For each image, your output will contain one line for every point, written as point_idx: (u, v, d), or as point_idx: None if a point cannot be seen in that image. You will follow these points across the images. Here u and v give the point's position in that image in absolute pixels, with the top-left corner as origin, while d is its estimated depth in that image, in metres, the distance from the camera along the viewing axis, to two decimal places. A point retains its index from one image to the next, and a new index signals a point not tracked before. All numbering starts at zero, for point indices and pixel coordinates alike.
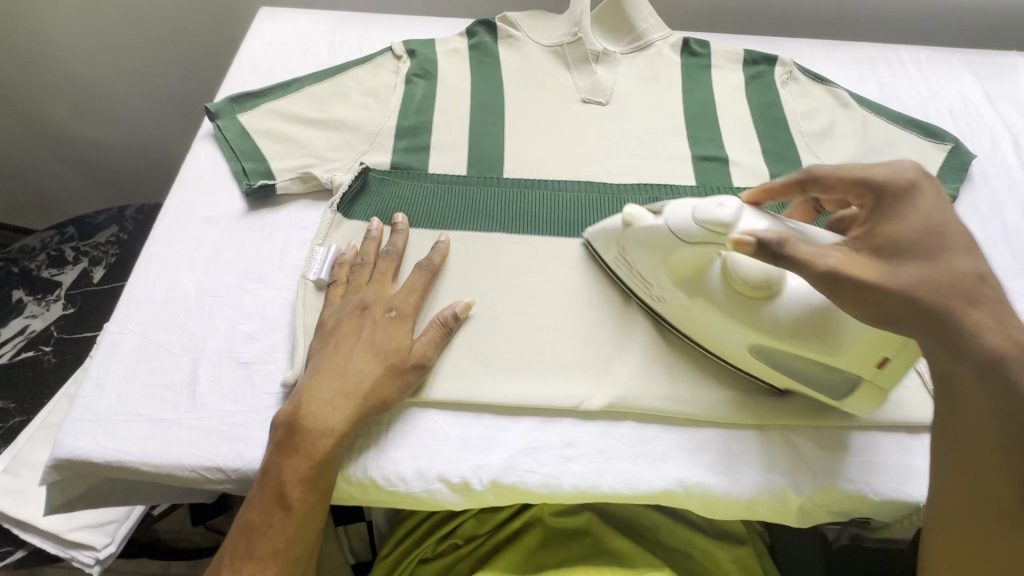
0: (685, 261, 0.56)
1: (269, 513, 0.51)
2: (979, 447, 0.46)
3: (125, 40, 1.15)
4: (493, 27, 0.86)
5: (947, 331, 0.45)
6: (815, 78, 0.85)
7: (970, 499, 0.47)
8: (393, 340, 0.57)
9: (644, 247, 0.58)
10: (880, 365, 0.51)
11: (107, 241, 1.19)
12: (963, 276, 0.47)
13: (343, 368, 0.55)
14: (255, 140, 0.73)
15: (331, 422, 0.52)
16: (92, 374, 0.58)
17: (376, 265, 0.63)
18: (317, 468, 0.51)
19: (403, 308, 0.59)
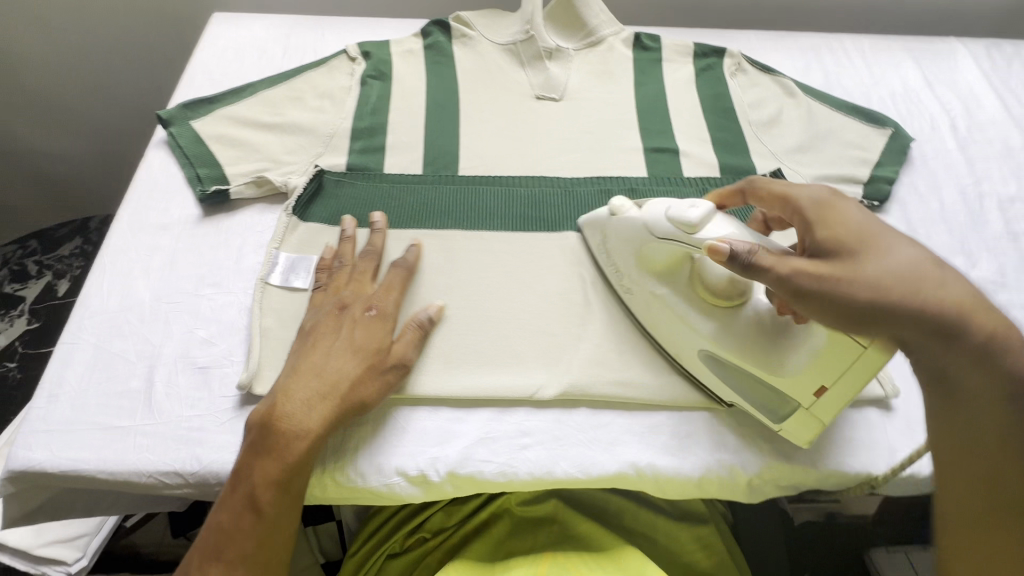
0: (659, 255, 0.59)
1: (240, 517, 0.51)
2: (985, 437, 0.47)
3: (79, 49, 1.14)
4: (447, 27, 0.87)
5: (924, 325, 0.46)
6: (763, 68, 0.87)
7: (975, 486, 0.48)
8: (371, 340, 0.57)
9: (623, 240, 0.62)
10: (818, 394, 0.53)
11: (71, 253, 1.18)
12: (921, 265, 0.47)
13: (320, 368, 0.55)
14: (208, 146, 0.73)
15: (308, 423, 0.53)
16: (46, 385, 0.58)
17: (355, 266, 0.63)
18: (291, 470, 0.51)
19: (382, 307, 0.60)
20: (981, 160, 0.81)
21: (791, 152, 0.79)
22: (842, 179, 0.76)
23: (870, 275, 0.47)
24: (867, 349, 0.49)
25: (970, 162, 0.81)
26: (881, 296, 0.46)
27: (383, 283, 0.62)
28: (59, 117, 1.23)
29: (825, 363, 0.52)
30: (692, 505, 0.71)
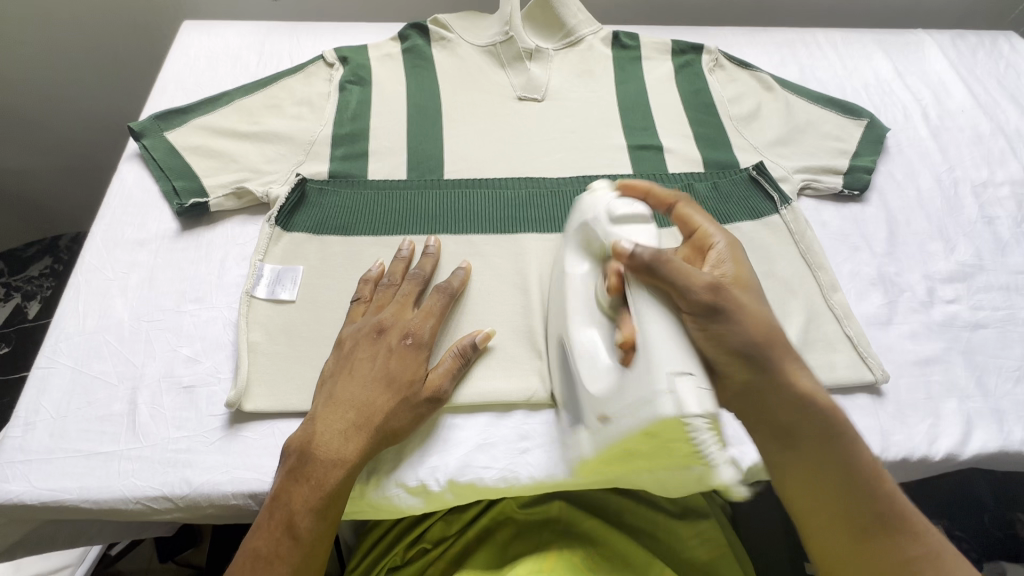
0: (592, 244, 0.57)
1: (278, 544, 0.49)
2: (837, 474, 0.50)
3: (41, 62, 1.09)
4: (426, 29, 0.86)
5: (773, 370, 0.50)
6: (740, 63, 0.88)
7: (837, 522, 0.50)
8: (407, 371, 0.55)
9: (577, 218, 0.59)
10: (603, 420, 0.48)
11: (40, 274, 1.14)
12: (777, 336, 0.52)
13: (355, 398, 0.54)
14: (184, 158, 0.71)
15: (343, 453, 0.51)
16: (21, 414, 0.55)
17: (400, 287, 0.61)
18: (328, 499, 0.50)
19: (419, 335, 0.57)
20: (954, 147, 0.83)
21: (772, 145, 0.80)
22: (822, 170, 0.77)
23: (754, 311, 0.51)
24: (658, 390, 0.43)
25: (943, 149, 0.83)
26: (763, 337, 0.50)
27: (402, 296, 0.60)
28: (26, 133, 1.18)
29: (613, 394, 0.48)
30: (693, 501, 0.72)
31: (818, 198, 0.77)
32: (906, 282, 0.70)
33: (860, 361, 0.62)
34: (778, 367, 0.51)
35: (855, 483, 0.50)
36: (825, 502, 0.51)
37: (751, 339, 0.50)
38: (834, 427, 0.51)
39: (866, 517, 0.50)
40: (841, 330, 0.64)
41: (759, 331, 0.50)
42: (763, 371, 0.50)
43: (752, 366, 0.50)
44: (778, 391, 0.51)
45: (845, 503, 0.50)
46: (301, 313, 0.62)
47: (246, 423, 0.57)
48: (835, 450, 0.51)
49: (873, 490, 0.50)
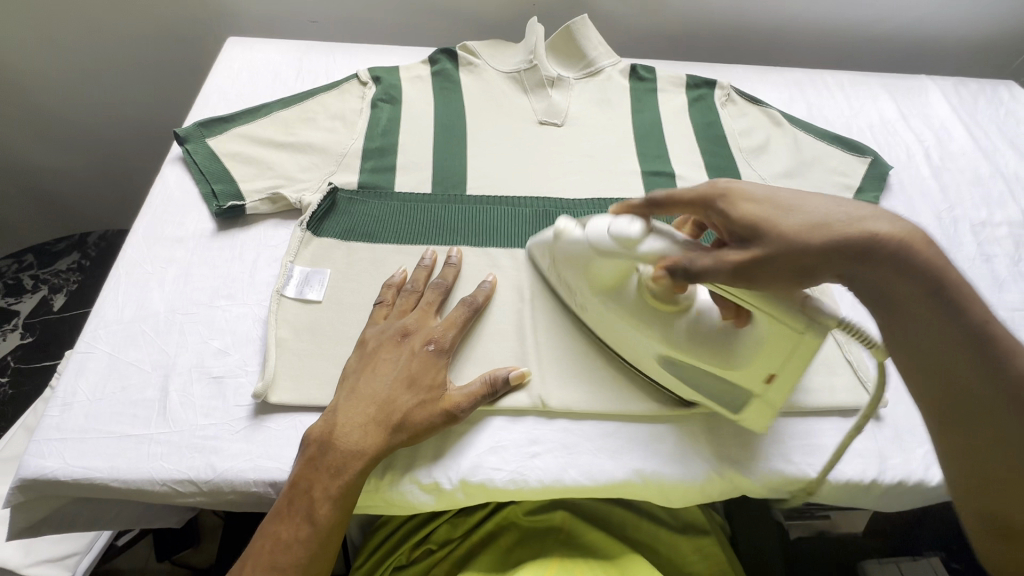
0: (602, 270, 0.61)
1: (297, 528, 0.52)
2: (934, 350, 0.48)
3: (87, 66, 1.16)
4: (455, 55, 0.92)
5: (853, 259, 0.48)
6: (751, 99, 0.93)
7: (944, 398, 0.49)
8: (428, 375, 0.58)
9: (569, 257, 0.63)
10: (768, 380, 0.56)
11: (68, 268, 1.18)
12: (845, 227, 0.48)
13: (375, 394, 0.57)
14: (224, 163, 0.76)
15: (362, 445, 0.54)
16: (59, 394, 0.58)
17: (424, 295, 0.65)
18: (347, 488, 0.53)
19: (441, 342, 0.61)
20: (954, 187, 0.87)
21: (779, 177, 0.84)
22: None
23: (805, 206, 0.50)
24: (805, 331, 0.51)
25: (943, 188, 0.87)
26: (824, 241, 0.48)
27: (427, 303, 0.64)
28: (67, 134, 1.25)
29: (766, 352, 0.55)
30: (694, 517, 0.73)
31: None
32: None
33: (860, 387, 0.64)
34: (862, 252, 0.47)
35: (972, 348, 0.47)
36: (938, 373, 0.49)
37: (810, 258, 0.48)
38: (944, 292, 0.47)
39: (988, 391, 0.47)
40: (842, 354, 0.67)
41: (824, 225, 0.48)
42: (843, 265, 0.48)
43: (829, 266, 0.48)
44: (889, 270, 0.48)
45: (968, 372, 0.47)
46: (327, 313, 0.65)
47: (270, 415, 0.59)
48: (952, 317, 0.47)
49: (983, 355, 0.47)
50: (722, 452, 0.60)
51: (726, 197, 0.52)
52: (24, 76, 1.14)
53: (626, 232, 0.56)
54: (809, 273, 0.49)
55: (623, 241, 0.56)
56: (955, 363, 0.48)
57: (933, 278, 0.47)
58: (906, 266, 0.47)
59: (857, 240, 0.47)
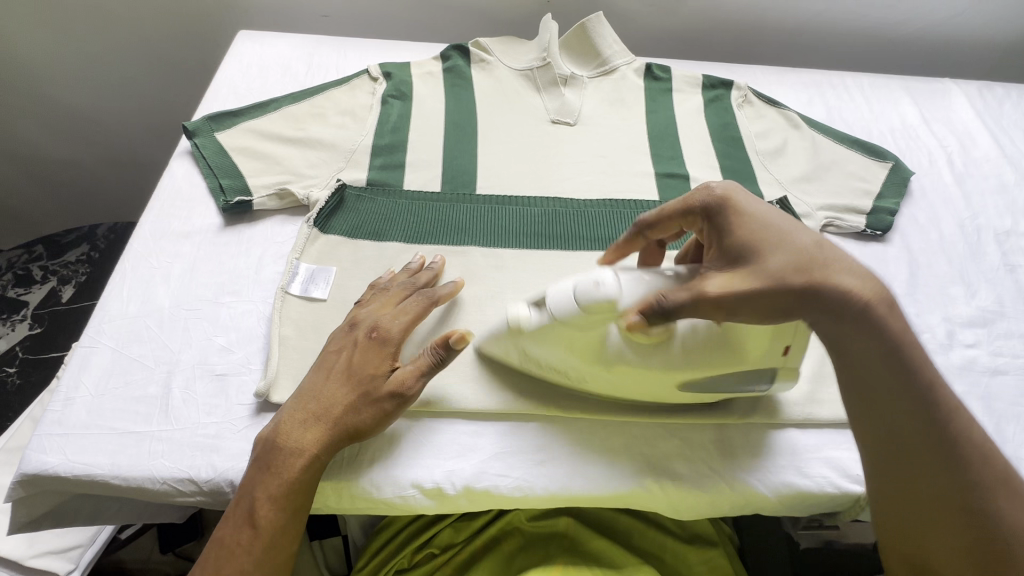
0: (580, 343, 0.54)
1: (239, 532, 0.51)
2: (886, 397, 0.49)
3: (98, 59, 1.16)
4: (467, 52, 0.90)
5: (823, 301, 0.48)
6: (768, 101, 0.90)
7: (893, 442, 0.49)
8: (369, 366, 0.55)
9: (542, 343, 0.56)
10: (785, 352, 0.55)
11: (77, 260, 1.19)
12: (812, 258, 0.49)
13: (317, 389, 0.55)
14: (232, 158, 0.75)
15: (303, 442, 0.53)
16: (61, 388, 0.58)
17: (387, 290, 0.62)
18: (288, 488, 0.51)
19: (386, 330, 0.57)
20: (977, 194, 0.84)
21: (797, 181, 0.82)
22: (845, 208, 0.79)
23: (797, 238, 0.50)
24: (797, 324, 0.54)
25: (966, 196, 0.84)
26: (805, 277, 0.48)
27: (384, 297, 0.61)
28: (77, 125, 1.25)
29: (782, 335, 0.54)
30: (701, 528, 0.72)
31: (840, 236, 0.78)
32: (925, 324, 0.71)
33: None
34: (831, 295, 0.48)
35: (920, 407, 0.48)
36: (890, 421, 0.49)
37: (786, 293, 0.48)
38: (904, 346, 0.48)
39: (931, 445, 0.47)
40: None
41: (809, 260, 0.49)
42: (822, 303, 0.48)
43: (798, 304, 0.49)
44: (859, 317, 0.48)
45: (916, 425, 0.48)
46: (332, 312, 0.64)
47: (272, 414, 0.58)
48: (904, 378, 0.48)
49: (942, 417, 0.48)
50: (732, 462, 0.59)
51: (727, 205, 0.54)
52: (36, 66, 1.15)
53: (600, 296, 0.52)
54: (794, 299, 0.49)
55: (597, 306, 0.52)
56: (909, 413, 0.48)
57: (899, 334, 0.48)
58: (877, 317, 0.48)
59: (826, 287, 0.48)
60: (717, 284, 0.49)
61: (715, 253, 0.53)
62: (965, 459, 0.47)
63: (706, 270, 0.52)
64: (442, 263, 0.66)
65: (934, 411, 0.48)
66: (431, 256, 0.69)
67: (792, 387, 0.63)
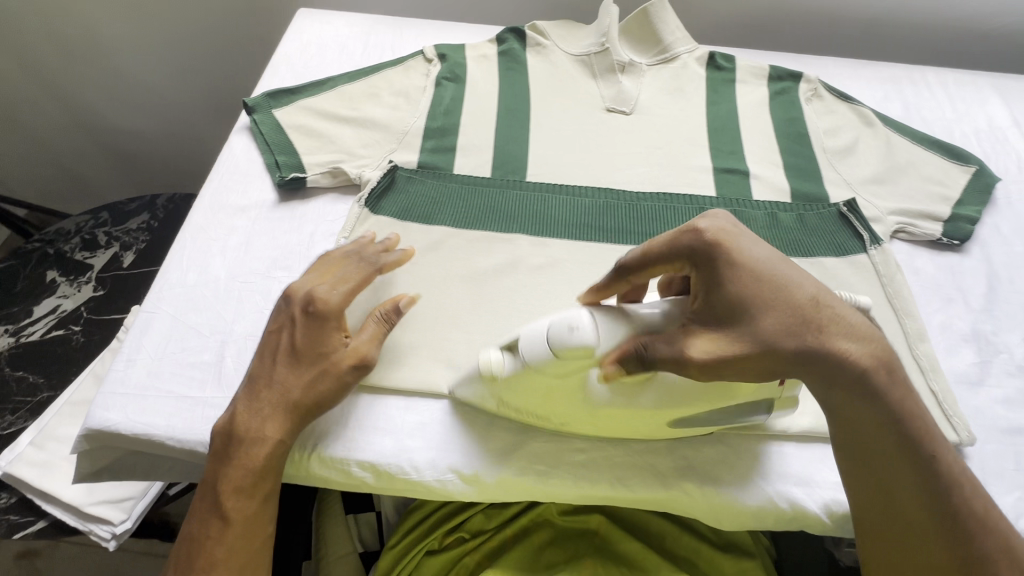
0: (556, 388, 0.51)
1: (206, 526, 0.53)
2: (884, 457, 0.49)
3: (164, 34, 1.19)
4: (523, 35, 0.88)
5: (818, 365, 0.48)
6: (840, 95, 0.85)
7: (902, 509, 0.48)
8: (317, 345, 0.55)
9: (513, 387, 0.53)
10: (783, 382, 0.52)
11: (138, 228, 1.24)
12: (809, 309, 0.48)
13: (268, 380, 0.55)
14: (288, 134, 0.76)
15: (263, 432, 0.53)
16: (124, 350, 0.61)
17: (327, 266, 0.61)
18: (253, 477, 0.53)
19: (324, 303, 0.56)
20: None
21: (867, 183, 0.77)
22: (920, 214, 0.74)
23: (795, 291, 0.48)
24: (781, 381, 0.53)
25: None
26: (808, 331, 0.47)
27: (320, 265, 0.60)
28: (142, 97, 1.30)
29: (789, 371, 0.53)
30: (739, 538, 0.70)
31: (912, 244, 0.73)
32: (1003, 343, 0.66)
33: (947, 422, 0.59)
34: (827, 353, 0.48)
35: (927, 475, 0.48)
36: (892, 483, 0.49)
37: (784, 342, 0.47)
38: (904, 415, 0.48)
39: (933, 516, 0.48)
40: (926, 386, 0.61)
41: (807, 319, 0.48)
42: (824, 367, 0.48)
43: (799, 359, 0.47)
44: (863, 386, 0.48)
45: (918, 496, 0.48)
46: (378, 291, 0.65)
47: None
48: (905, 446, 0.48)
49: (942, 486, 0.48)
50: (779, 475, 0.57)
51: (721, 247, 0.49)
52: (108, 41, 1.20)
53: (576, 341, 0.47)
54: (786, 361, 0.47)
55: (577, 352, 0.48)
56: (907, 476, 0.48)
57: (901, 401, 0.48)
58: (877, 388, 0.48)
59: (824, 350, 0.47)
60: (701, 348, 0.47)
61: (701, 300, 0.49)
62: (970, 535, 0.47)
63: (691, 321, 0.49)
64: (397, 236, 0.64)
65: (935, 478, 0.48)
66: (478, 243, 0.69)
67: None
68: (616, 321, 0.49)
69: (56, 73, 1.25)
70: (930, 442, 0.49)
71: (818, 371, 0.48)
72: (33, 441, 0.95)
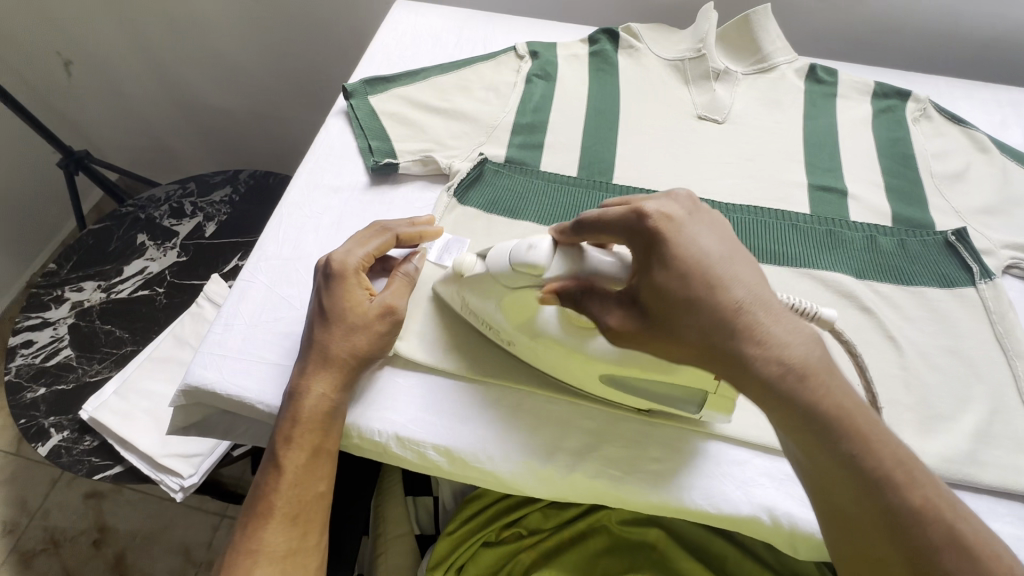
0: (515, 301, 0.56)
1: (269, 477, 0.55)
2: (812, 468, 0.43)
3: (263, 21, 1.24)
4: (617, 37, 0.88)
5: (733, 362, 0.43)
6: (952, 117, 0.80)
7: (848, 517, 0.42)
8: (341, 304, 0.58)
9: (479, 293, 0.57)
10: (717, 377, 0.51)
11: (220, 201, 1.28)
12: (726, 307, 0.43)
13: (311, 339, 0.57)
14: (381, 121, 0.79)
15: (315, 387, 0.55)
16: (223, 315, 0.64)
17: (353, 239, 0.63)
18: (306, 430, 0.55)
19: (342, 266, 0.59)
20: None
21: (978, 212, 0.72)
22: None
23: (722, 290, 0.44)
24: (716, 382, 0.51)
25: None
26: (729, 319, 0.43)
27: (358, 236, 0.63)
28: (236, 78, 1.37)
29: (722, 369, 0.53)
30: (803, 568, 0.67)
31: None
32: None
33: None
34: (750, 348, 0.42)
35: (858, 480, 0.41)
36: (831, 493, 0.42)
37: (711, 327, 0.43)
38: (833, 420, 0.41)
39: (872, 517, 0.41)
40: None
41: (725, 321, 0.43)
42: (736, 373, 0.43)
43: (718, 354, 0.43)
44: (788, 384, 0.42)
45: (858, 504, 0.41)
46: None
47: (397, 369, 0.61)
48: (826, 448, 0.41)
49: (876, 491, 0.40)
50: None
51: (658, 236, 0.46)
52: (212, 25, 1.26)
53: (530, 260, 0.51)
54: (709, 355, 0.44)
55: (527, 270, 0.52)
56: (834, 482, 0.42)
57: (817, 403, 0.41)
58: (797, 390, 0.42)
59: (736, 342, 0.43)
60: (613, 319, 0.48)
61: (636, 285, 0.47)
62: (917, 538, 0.40)
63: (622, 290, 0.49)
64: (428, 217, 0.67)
65: (868, 486, 0.41)
66: None
67: (950, 442, 0.56)
68: (569, 258, 0.52)
69: (162, 52, 1.33)
70: (869, 447, 0.41)
71: (736, 368, 0.43)
72: (116, 391, 1.02)
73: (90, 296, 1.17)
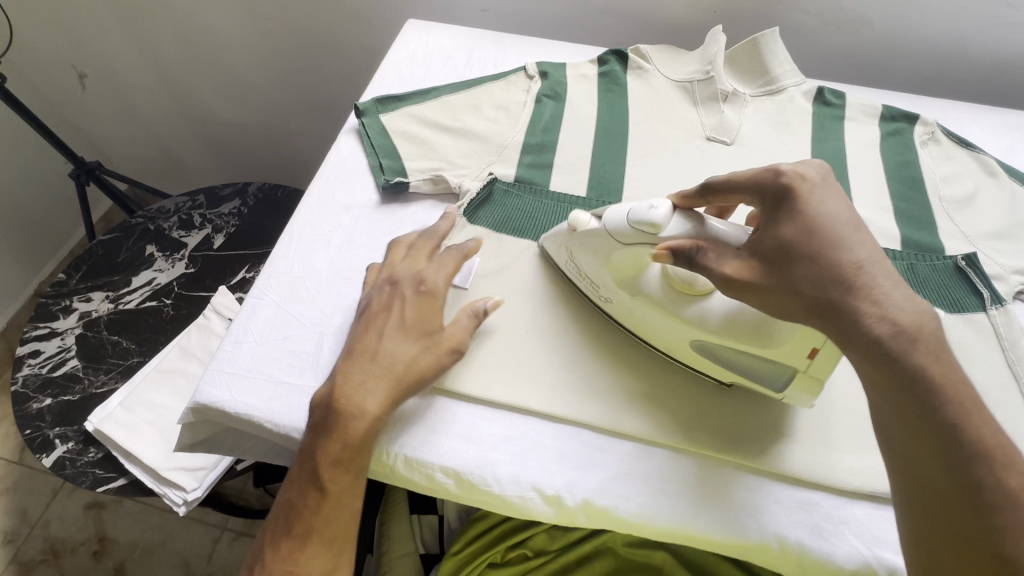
0: (621, 262, 0.59)
1: (305, 494, 0.54)
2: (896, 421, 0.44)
3: (276, 38, 1.25)
4: (626, 58, 0.89)
5: (836, 315, 0.46)
6: (960, 141, 0.81)
7: (933, 477, 0.43)
8: (423, 319, 0.59)
9: (590, 250, 0.60)
10: (812, 354, 0.52)
11: (229, 213, 1.29)
12: (844, 267, 0.46)
13: (373, 352, 0.57)
14: (392, 140, 0.79)
15: (366, 406, 0.54)
16: (233, 332, 0.64)
17: (431, 251, 0.64)
18: (349, 452, 0.53)
19: (431, 284, 0.60)
20: None
21: (988, 237, 0.72)
22: None
23: (842, 251, 0.47)
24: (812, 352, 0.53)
25: None
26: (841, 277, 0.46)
27: (414, 251, 0.64)
28: (248, 93, 1.39)
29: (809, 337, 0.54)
30: None
31: None
32: None
33: None
34: (858, 305, 0.45)
35: (950, 440, 0.42)
36: (913, 449, 0.44)
37: (819, 284, 0.46)
38: (934, 380, 0.43)
39: (958, 482, 0.42)
40: None
41: (840, 276, 0.46)
42: (842, 325, 0.46)
43: (822, 306, 0.46)
44: (891, 340, 0.44)
45: (941, 465, 0.42)
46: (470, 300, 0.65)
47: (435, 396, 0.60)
48: (918, 406, 0.43)
49: (967, 457, 0.42)
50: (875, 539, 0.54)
51: (794, 195, 0.49)
52: (226, 41, 1.28)
53: (651, 217, 0.54)
54: (813, 308, 0.47)
55: (646, 228, 0.54)
56: (924, 438, 0.43)
57: (924, 366, 0.43)
58: (901, 345, 0.44)
59: (844, 296, 0.46)
60: (730, 268, 0.50)
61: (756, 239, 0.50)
62: (1001, 510, 0.40)
63: (740, 250, 0.51)
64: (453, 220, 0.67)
65: (959, 447, 0.42)
66: None
67: None
68: (691, 219, 0.54)
69: (176, 67, 1.35)
70: (969, 415, 0.42)
71: (841, 319, 0.45)
72: (122, 403, 1.02)
73: (98, 306, 1.18)
